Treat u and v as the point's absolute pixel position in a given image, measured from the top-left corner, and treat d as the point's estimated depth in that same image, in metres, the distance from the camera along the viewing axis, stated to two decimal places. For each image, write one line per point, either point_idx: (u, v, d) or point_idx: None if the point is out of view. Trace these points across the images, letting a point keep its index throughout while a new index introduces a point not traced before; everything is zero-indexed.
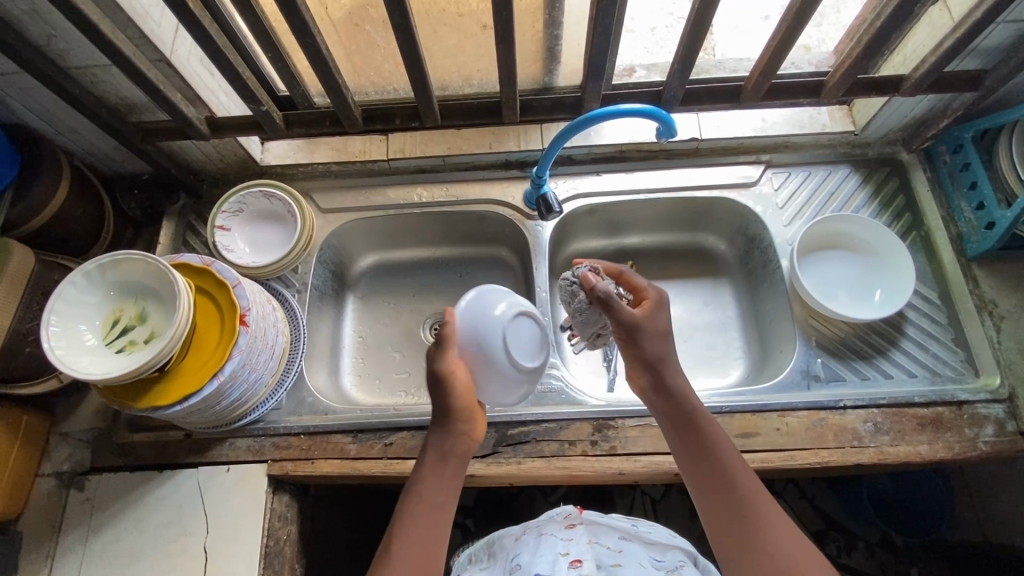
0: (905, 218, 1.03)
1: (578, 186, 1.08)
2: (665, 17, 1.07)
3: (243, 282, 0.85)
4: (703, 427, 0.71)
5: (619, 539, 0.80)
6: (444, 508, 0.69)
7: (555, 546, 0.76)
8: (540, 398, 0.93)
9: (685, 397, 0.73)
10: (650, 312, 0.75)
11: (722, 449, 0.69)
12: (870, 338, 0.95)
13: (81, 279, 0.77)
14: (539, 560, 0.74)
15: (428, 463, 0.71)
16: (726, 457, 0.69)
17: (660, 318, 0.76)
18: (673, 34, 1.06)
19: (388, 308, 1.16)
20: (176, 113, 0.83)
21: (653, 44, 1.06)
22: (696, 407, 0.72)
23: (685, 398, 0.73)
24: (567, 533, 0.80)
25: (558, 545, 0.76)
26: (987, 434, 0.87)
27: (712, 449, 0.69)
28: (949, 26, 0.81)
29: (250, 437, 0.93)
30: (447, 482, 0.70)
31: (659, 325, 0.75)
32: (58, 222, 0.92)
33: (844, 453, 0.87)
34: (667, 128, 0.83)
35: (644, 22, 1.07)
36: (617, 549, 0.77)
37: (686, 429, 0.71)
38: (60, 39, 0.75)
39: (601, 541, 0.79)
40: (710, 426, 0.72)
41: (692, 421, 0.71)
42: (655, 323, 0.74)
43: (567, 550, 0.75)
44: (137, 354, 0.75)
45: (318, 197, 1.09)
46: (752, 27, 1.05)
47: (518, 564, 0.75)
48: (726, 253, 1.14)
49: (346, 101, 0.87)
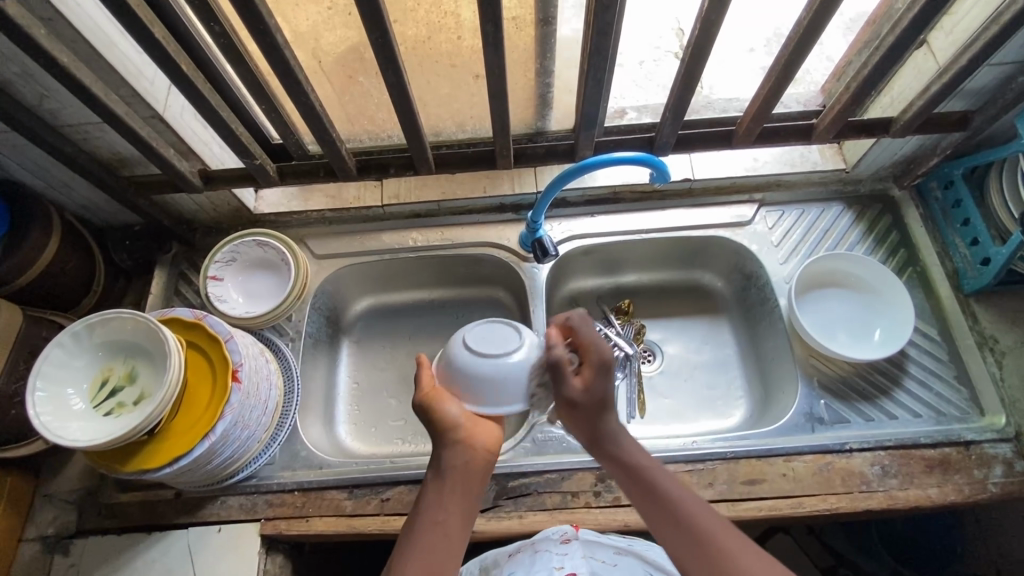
0: (900, 254, 1.03)
1: (572, 228, 1.08)
2: (653, 51, 1.10)
3: (235, 336, 0.84)
4: (649, 477, 0.68)
5: (613, 551, 0.76)
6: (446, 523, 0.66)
7: (550, 560, 0.72)
8: (540, 447, 0.91)
9: (623, 444, 0.71)
10: (590, 383, 0.71)
11: (666, 488, 0.67)
12: (873, 378, 0.94)
13: (67, 339, 0.75)
14: None
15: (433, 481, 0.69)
16: (668, 492, 0.66)
17: (600, 384, 0.71)
18: (661, 67, 1.09)
19: (384, 353, 1.14)
20: (168, 168, 0.83)
21: (641, 78, 1.08)
22: (630, 448, 0.71)
23: (625, 448, 0.70)
24: (561, 549, 0.76)
25: (551, 559, 0.73)
26: (996, 475, 0.86)
27: (656, 488, 0.67)
28: (933, 70, 0.82)
29: (243, 495, 0.90)
30: (454, 500, 0.68)
31: (597, 396, 0.70)
32: (47, 276, 0.91)
33: (853, 499, 0.85)
34: (660, 173, 0.84)
35: (634, 56, 1.10)
36: (611, 561, 0.74)
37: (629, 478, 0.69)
38: (53, 99, 0.75)
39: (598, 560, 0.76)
40: (655, 468, 0.69)
41: (632, 468, 0.69)
42: (593, 394, 0.70)
43: (562, 564, 0.72)
44: (127, 416, 0.74)
45: (312, 243, 1.09)
46: (737, 58, 1.08)
47: None
48: (723, 290, 1.14)
49: (341, 154, 0.86)
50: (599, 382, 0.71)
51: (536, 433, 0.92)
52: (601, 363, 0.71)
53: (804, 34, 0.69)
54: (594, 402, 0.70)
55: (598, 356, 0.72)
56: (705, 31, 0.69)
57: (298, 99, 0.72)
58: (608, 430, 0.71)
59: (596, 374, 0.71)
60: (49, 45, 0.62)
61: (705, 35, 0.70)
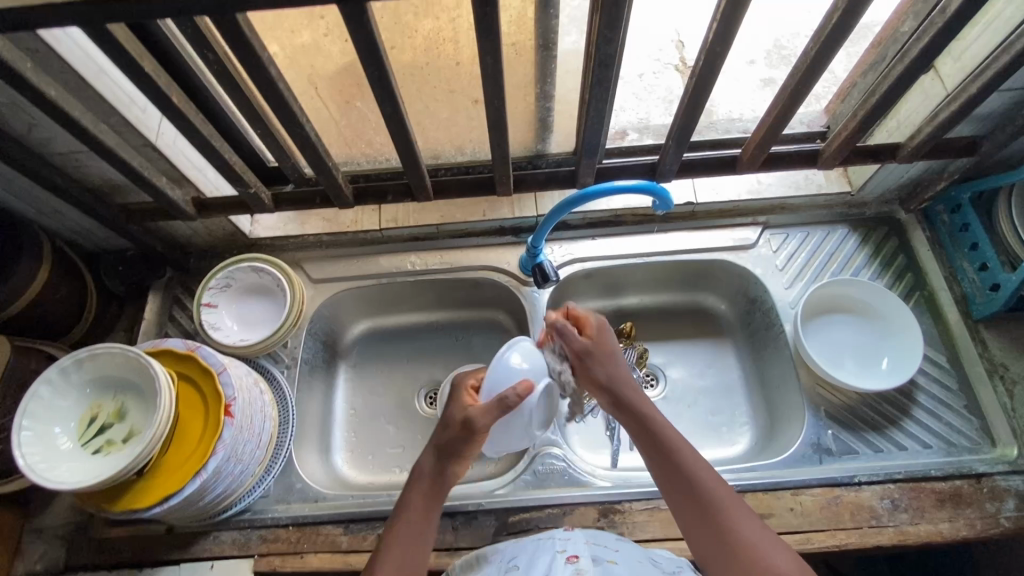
0: (907, 278, 1.01)
1: (573, 250, 1.06)
2: (652, 64, 1.10)
3: (228, 367, 0.82)
4: (664, 437, 0.72)
5: (614, 538, 0.75)
6: (421, 527, 0.70)
7: (553, 545, 0.71)
8: (541, 480, 0.89)
9: (650, 416, 0.74)
10: (596, 338, 0.79)
11: (689, 463, 0.69)
12: (880, 407, 0.92)
13: (56, 375, 0.73)
14: (538, 558, 0.69)
15: (412, 484, 0.73)
16: (689, 466, 0.69)
17: (609, 339, 0.80)
18: (661, 79, 1.09)
19: (382, 377, 1.12)
20: (160, 196, 0.81)
21: (641, 91, 1.08)
22: (648, 408, 0.75)
23: (655, 420, 0.73)
24: (563, 535, 0.75)
25: (553, 544, 0.72)
26: (1009, 509, 0.84)
27: (678, 462, 0.69)
28: (942, 96, 0.80)
29: (236, 530, 0.88)
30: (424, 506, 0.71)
31: (606, 347, 0.79)
32: (37, 305, 0.89)
33: (863, 534, 0.83)
34: (663, 201, 0.83)
35: (633, 70, 1.10)
36: (613, 546, 0.73)
37: (653, 448, 0.71)
38: (42, 128, 0.73)
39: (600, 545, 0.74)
40: (680, 443, 0.71)
41: (649, 425, 0.73)
42: (602, 347, 0.79)
43: (564, 548, 0.71)
44: (115, 456, 0.71)
45: (308, 267, 1.07)
46: (738, 70, 1.08)
47: (514, 565, 0.69)
48: (726, 313, 1.12)
49: (336, 181, 0.83)
50: (607, 336, 0.80)
51: (537, 466, 0.90)
52: (602, 324, 0.81)
53: (811, 64, 0.67)
54: (604, 354, 0.78)
55: (597, 321, 0.81)
56: (709, 63, 0.67)
57: (292, 130, 0.70)
58: (632, 398, 0.75)
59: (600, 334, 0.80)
60: (36, 79, 0.60)
61: (710, 67, 0.68)
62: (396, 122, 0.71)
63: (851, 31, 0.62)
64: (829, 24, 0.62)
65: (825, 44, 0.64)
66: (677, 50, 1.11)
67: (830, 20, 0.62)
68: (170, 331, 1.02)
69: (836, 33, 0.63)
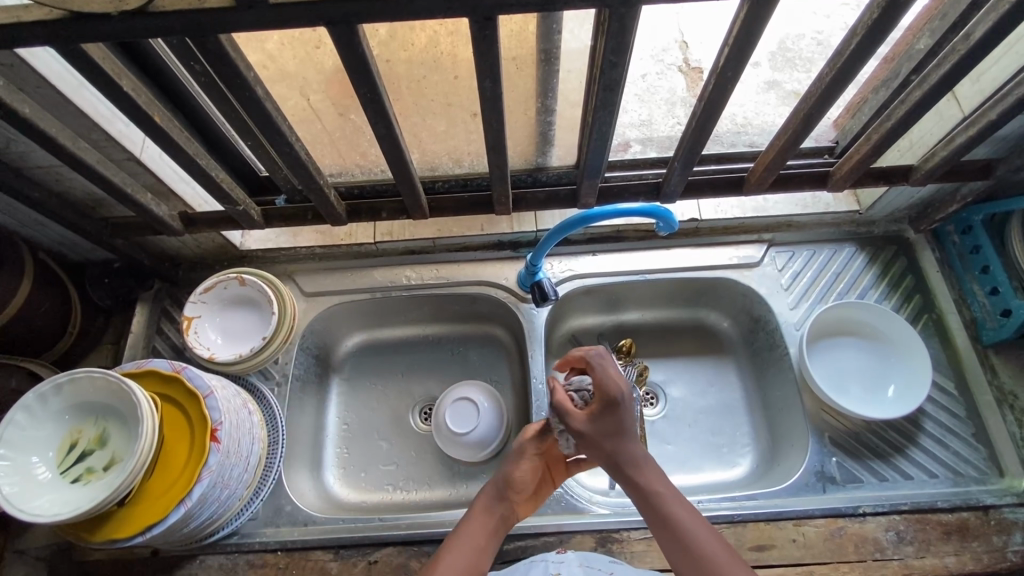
0: (915, 300, 0.98)
1: (573, 266, 1.03)
2: (655, 64, 1.07)
3: (215, 391, 0.79)
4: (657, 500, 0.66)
5: (608, 561, 0.76)
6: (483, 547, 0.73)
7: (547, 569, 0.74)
8: (537, 506, 0.87)
9: (644, 472, 0.68)
10: (595, 416, 0.70)
11: (679, 515, 0.65)
12: (887, 436, 0.90)
13: (34, 401, 0.71)
14: None
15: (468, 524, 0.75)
16: (680, 518, 0.64)
17: (609, 417, 0.69)
18: (664, 81, 1.06)
19: (374, 392, 1.08)
20: (145, 212, 0.78)
21: (644, 92, 1.05)
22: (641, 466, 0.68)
23: (645, 475, 0.67)
24: (557, 557, 0.77)
25: (549, 566, 0.75)
26: (1016, 543, 0.81)
27: (664, 515, 0.65)
28: (958, 118, 0.78)
29: (223, 554, 0.86)
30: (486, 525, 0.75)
31: (604, 425, 0.70)
32: (18, 321, 0.86)
33: (866, 568, 0.80)
34: (667, 224, 0.80)
35: (635, 73, 1.07)
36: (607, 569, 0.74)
37: (644, 506, 0.66)
38: (19, 143, 0.70)
39: (591, 564, 0.76)
40: (671, 497, 0.66)
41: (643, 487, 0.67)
42: (597, 424, 0.70)
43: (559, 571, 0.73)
44: (95, 485, 0.69)
45: (301, 280, 1.04)
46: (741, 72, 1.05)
47: None
48: (729, 331, 1.08)
49: (329, 199, 0.80)
50: (607, 413, 0.69)
51: None
52: (611, 398, 0.69)
53: (825, 89, 0.64)
54: (599, 433, 0.70)
55: (605, 393, 0.70)
56: (718, 88, 0.64)
57: (281, 149, 0.67)
58: (627, 458, 0.68)
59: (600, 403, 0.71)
60: (9, 97, 0.57)
61: (719, 92, 0.65)
62: (390, 142, 0.68)
63: (869, 57, 0.59)
64: (847, 48, 0.59)
65: (841, 70, 0.61)
66: (682, 52, 1.07)
67: (847, 45, 0.59)
68: (158, 344, 0.99)
69: (853, 58, 0.59)
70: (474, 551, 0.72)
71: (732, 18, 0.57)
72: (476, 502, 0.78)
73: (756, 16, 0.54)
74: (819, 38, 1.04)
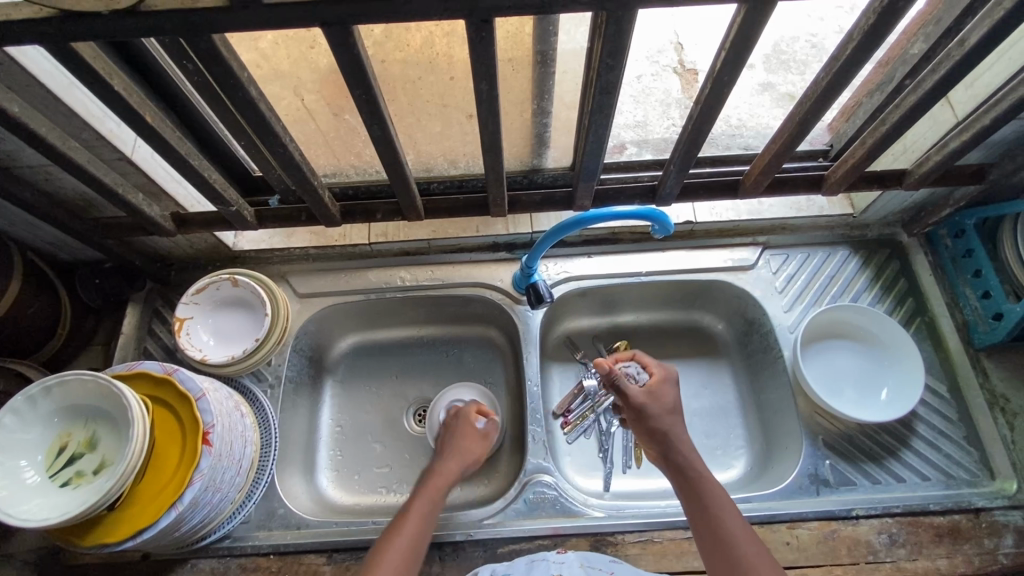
0: (907, 303, 0.99)
1: (568, 268, 1.03)
2: (650, 65, 1.07)
3: (207, 393, 0.78)
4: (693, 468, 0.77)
5: (609, 560, 0.76)
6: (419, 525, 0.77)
7: (548, 568, 0.74)
8: (531, 510, 0.87)
9: (684, 448, 0.79)
10: (662, 394, 0.84)
11: (715, 491, 0.74)
12: (880, 438, 0.90)
13: (23, 404, 0.70)
14: None
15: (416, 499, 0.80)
16: (714, 494, 0.73)
17: (669, 395, 0.84)
18: (658, 81, 1.06)
19: (369, 394, 1.07)
20: (136, 213, 0.77)
21: (638, 92, 1.05)
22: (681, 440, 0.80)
23: (687, 452, 0.79)
24: (558, 557, 0.77)
25: (549, 568, 0.74)
26: (1006, 545, 0.82)
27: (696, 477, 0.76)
28: (951, 123, 0.78)
29: (215, 558, 0.86)
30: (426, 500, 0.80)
31: (667, 405, 0.83)
32: (6, 321, 0.85)
33: (859, 570, 0.81)
34: (663, 226, 0.80)
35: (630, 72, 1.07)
36: (607, 569, 0.74)
37: (681, 473, 0.77)
38: (6, 143, 0.69)
39: (592, 564, 0.75)
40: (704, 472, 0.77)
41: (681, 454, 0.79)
42: (665, 401, 0.83)
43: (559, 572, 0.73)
44: (85, 488, 0.68)
45: (294, 281, 1.03)
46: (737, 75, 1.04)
47: None
48: (724, 333, 1.09)
49: (323, 201, 0.80)
50: (669, 393, 0.85)
51: (528, 494, 0.88)
52: (671, 383, 0.86)
53: (821, 94, 0.64)
54: (660, 407, 0.83)
55: (663, 374, 0.87)
56: (714, 92, 0.64)
57: (275, 150, 0.67)
58: (674, 434, 0.80)
59: (661, 387, 0.85)
60: None
61: (715, 95, 0.65)
62: (385, 144, 0.68)
63: (864, 62, 0.59)
64: (843, 53, 0.59)
65: (837, 74, 0.61)
66: (678, 54, 1.07)
67: (844, 50, 0.59)
68: (149, 345, 0.98)
69: (850, 64, 0.60)
70: (406, 532, 0.76)
71: (729, 22, 0.57)
72: (414, 497, 0.81)
73: (754, 19, 0.54)
74: (814, 40, 1.05)
